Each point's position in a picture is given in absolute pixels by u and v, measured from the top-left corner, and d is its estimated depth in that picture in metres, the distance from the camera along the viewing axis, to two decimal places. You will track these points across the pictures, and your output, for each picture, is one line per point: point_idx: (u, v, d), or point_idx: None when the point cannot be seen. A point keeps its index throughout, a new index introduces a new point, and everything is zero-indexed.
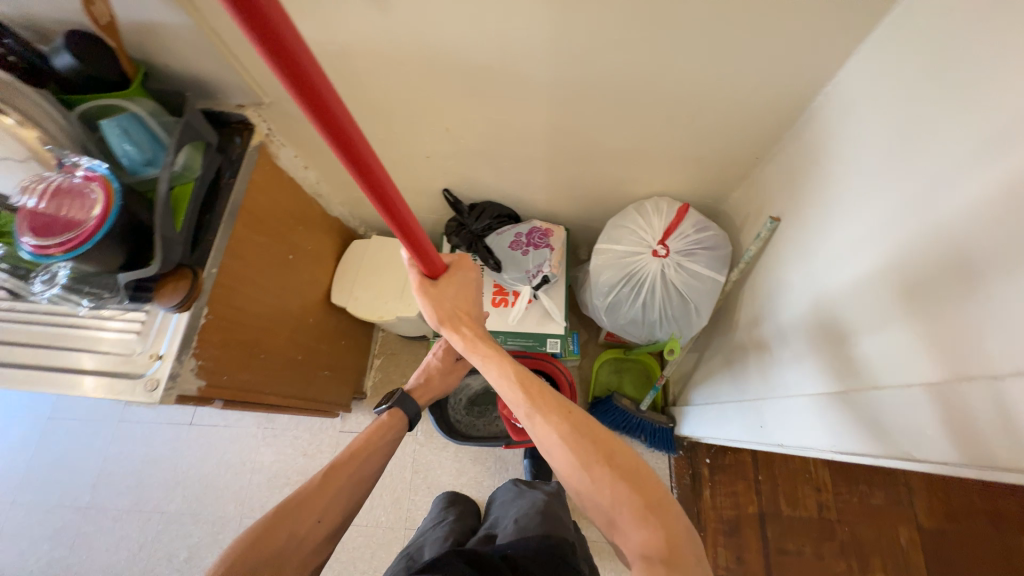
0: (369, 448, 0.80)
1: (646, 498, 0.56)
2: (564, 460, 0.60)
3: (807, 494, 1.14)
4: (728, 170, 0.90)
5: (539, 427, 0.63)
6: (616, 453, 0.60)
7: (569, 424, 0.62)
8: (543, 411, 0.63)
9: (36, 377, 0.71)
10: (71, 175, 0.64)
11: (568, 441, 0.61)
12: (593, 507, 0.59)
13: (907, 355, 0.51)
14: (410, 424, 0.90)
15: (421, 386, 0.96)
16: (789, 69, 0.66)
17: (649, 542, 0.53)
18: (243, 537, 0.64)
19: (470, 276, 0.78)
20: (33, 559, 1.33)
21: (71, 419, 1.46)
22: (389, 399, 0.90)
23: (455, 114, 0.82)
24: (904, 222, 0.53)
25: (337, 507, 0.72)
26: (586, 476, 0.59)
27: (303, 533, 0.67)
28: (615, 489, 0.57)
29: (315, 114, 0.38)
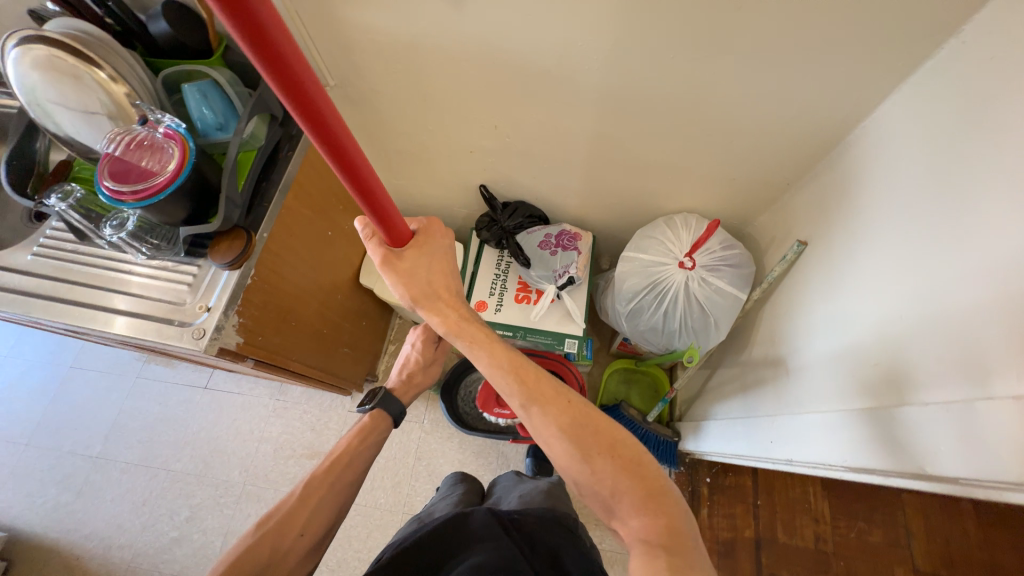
0: (348, 459, 0.76)
1: (645, 488, 0.59)
2: (563, 449, 0.62)
3: (805, 523, 1.01)
4: (759, 193, 0.93)
5: (538, 416, 0.64)
6: (616, 445, 0.61)
7: (571, 415, 0.63)
8: (543, 400, 0.64)
9: (91, 316, 0.75)
10: (154, 131, 0.70)
11: (568, 431, 0.62)
12: (591, 495, 0.62)
13: (929, 376, 0.55)
14: (394, 422, 0.85)
15: (402, 382, 0.90)
16: (830, 101, 0.70)
17: (650, 528, 0.56)
18: (222, 561, 0.61)
19: (444, 246, 0.70)
20: (39, 502, 1.36)
21: (91, 370, 1.50)
22: (371, 398, 0.86)
23: (507, 113, 0.86)
24: (927, 253, 0.58)
25: (320, 517, 0.70)
26: (587, 466, 0.60)
27: (286, 546, 0.65)
28: (616, 480, 0.59)
29: (259, 57, 0.34)
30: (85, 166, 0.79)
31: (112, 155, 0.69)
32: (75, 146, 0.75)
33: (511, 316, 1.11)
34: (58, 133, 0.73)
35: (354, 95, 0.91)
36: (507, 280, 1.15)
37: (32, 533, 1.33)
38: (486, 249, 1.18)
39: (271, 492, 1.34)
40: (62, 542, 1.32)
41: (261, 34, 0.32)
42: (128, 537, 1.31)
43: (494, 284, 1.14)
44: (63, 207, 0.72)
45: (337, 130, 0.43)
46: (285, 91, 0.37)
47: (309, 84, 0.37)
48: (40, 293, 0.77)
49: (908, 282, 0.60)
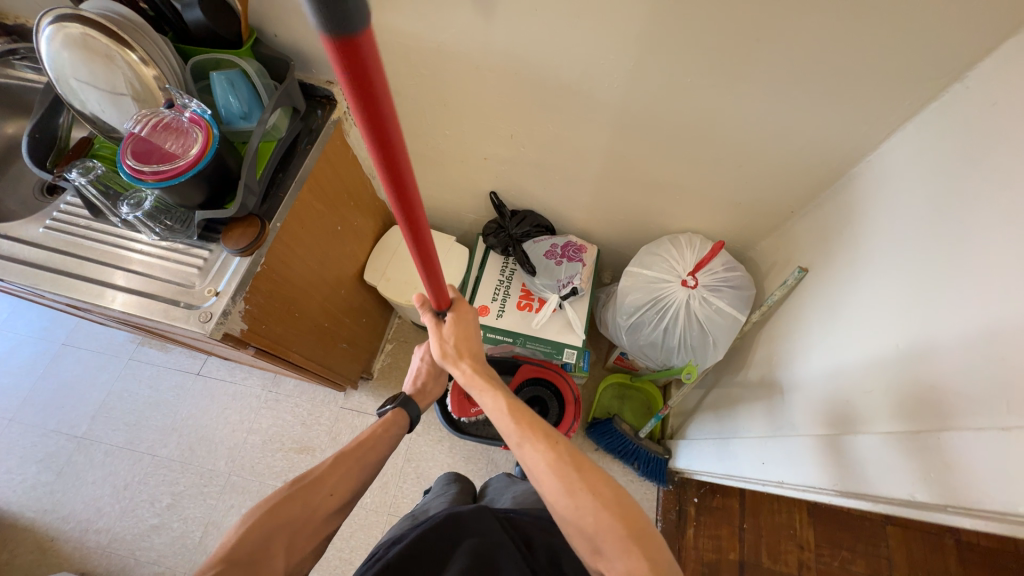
0: (377, 437, 0.76)
1: (628, 528, 0.59)
2: (551, 486, 0.63)
3: (789, 549, 1.01)
4: (762, 219, 0.96)
5: (529, 455, 0.66)
6: (600, 484, 0.62)
7: (559, 453, 0.65)
8: (533, 438, 0.66)
9: (97, 291, 0.76)
10: (181, 115, 0.71)
11: (555, 469, 0.63)
12: (577, 533, 0.62)
13: (916, 405, 0.56)
14: (410, 427, 0.83)
15: (416, 390, 0.88)
16: (836, 136, 0.73)
17: (636, 570, 0.56)
18: (259, 507, 0.61)
19: (470, 317, 0.77)
20: (17, 480, 1.33)
21: (84, 348, 1.49)
22: (393, 399, 0.85)
23: (524, 124, 0.89)
24: (922, 285, 0.60)
25: (349, 483, 0.70)
26: (571, 503, 0.61)
27: (315, 504, 0.65)
28: (598, 518, 0.60)
29: (377, 146, 0.39)
30: (105, 143, 0.80)
31: (137, 135, 0.70)
32: (97, 124, 0.76)
33: (512, 323, 1.12)
34: (83, 110, 0.74)
35: None
36: (510, 287, 1.16)
37: (7, 511, 1.30)
38: (492, 255, 1.20)
39: (256, 484, 1.32)
40: (38, 522, 1.29)
41: (385, 138, 0.38)
42: (107, 521, 1.29)
43: (498, 290, 1.16)
44: (82, 181, 0.73)
45: (416, 204, 0.48)
46: (391, 180, 0.43)
47: (403, 164, 0.42)
48: (48, 266, 0.77)
49: (904, 313, 0.62)
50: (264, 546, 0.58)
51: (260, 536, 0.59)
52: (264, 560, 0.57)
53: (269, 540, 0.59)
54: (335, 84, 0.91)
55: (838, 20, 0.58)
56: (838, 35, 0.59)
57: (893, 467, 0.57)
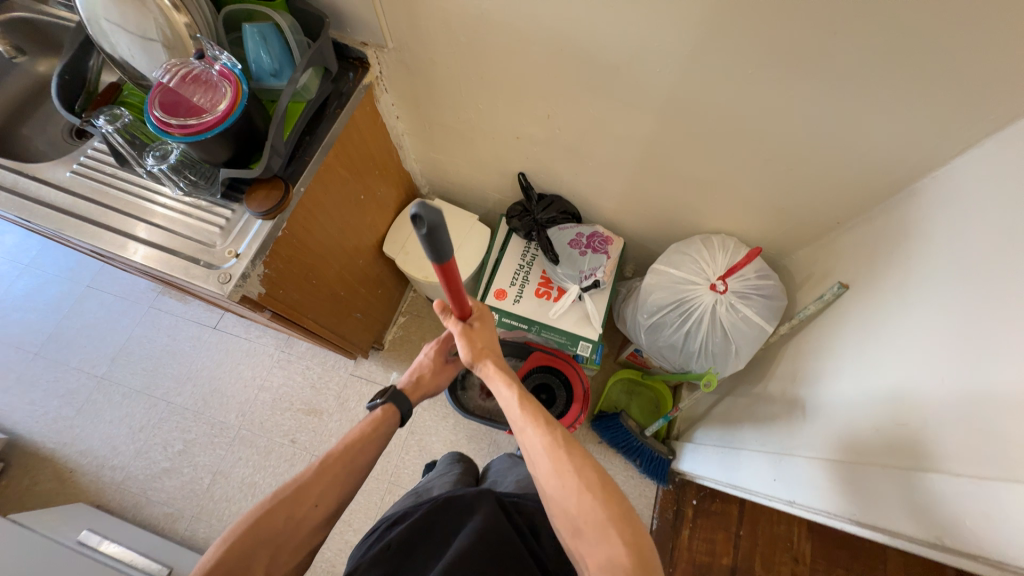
0: (364, 442, 0.72)
1: (610, 514, 0.56)
2: (543, 466, 0.61)
3: (782, 561, 1.05)
4: (805, 227, 0.91)
5: (526, 436, 0.64)
6: (591, 469, 0.60)
7: (555, 435, 0.62)
8: (533, 420, 0.64)
9: (118, 241, 0.75)
10: (210, 68, 0.69)
11: (548, 450, 0.61)
12: (560, 513, 0.60)
13: (959, 448, 0.52)
14: (403, 421, 0.79)
15: (411, 384, 0.82)
16: (903, 147, 0.67)
17: (614, 557, 0.54)
18: (240, 524, 0.61)
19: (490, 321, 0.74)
20: (40, 412, 1.39)
21: (107, 292, 1.52)
22: (382, 394, 0.78)
23: (563, 103, 0.84)
24: (978, 316, 0.55)
25: (334, 493, 0.67)
26: (558, 484, 0.60)
27: (298, 518, 0.64)
28: (581, 501, 0.58)
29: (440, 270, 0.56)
30: (134, 91, 0.79)
31: (165, 85, 0.68)
32: (126, 70, 0.74)
33: (529, 309, 1.10)
34: (113, 54, 0.71)
35: (410, 61, 0.88)
36: (530, 272, 1.13)
37: (30, 440, 1.36)
38: (514, 237, 1.17)
39: (264, 440, 1.35)
40: (58, 453, 1.35)
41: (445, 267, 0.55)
42: (122, 460, 1.34)
43: (517, 274, 1.13)
44: (110, 129, 0.72)
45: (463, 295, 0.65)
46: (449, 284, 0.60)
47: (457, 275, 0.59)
48: (74, 212, 0.77)
49: (953, 345, 0.57)
50: (245, 563, 0.59)
51: (238, 555, 0.59)
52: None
53: (251, 556, 0.60)
54: (369, 46, 0.87)
55: (931, 14, 0.51)
56: (928, 33, 0.53)
57: (924, 506, 0.53)
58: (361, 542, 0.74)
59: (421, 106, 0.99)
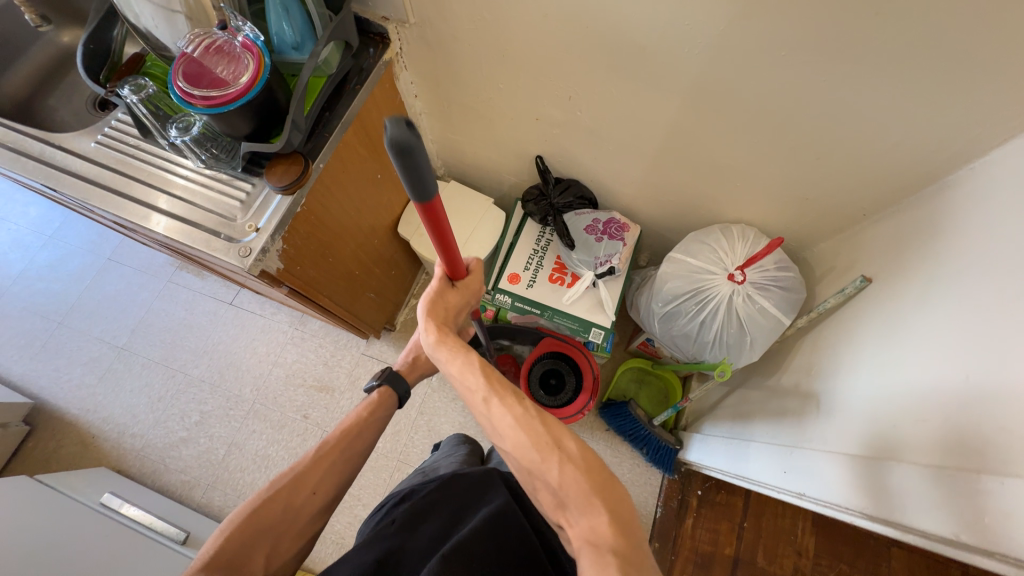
0: (361, 427, 0.73)
1: (593, 484, 0.51)
2: (513, 441, 0.54)
3: (785, 554, 1.07)
4: (829, 219, 0.89)
5: (493, 410, 0.56)
6: (569, 438, 0.54)
7: (525, 406, 0.56)
8: (499, 391, 0.57)
9: (141, 213, 0.76)
10: (233, 40, 0.69)
11: (519, 422, 0.55)
12: (541, 487, 0.54)
13: (982, 445, 0.51)
14: (399, 404, 0.82)
15: (407, 364, 0.86)
16: (938, 137, 0.65)
17: (598, 530, 0.49)
18: (239, 512, 0.61)
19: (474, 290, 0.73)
20: (63, 379, 1.44)
21: (127, 265, 1.55)
22: (377, 376, 0.81)
23: (585, 84, 0.82)
24: (1009, 312, 0.54)
25: (332, 481, 0.68)
26: (533, 457, 0.53)
27: (298, 505, 0.65)
28: (562, 473, 0.52)
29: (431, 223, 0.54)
30: (157, 62, 0.79)
31: (189, 56, 0.68)
32: (149, 40, 0.74)
33: (542, 294, 1.09)
34: (137, 24, 0.71)
35: (431, 37, 0.87)
36: (544, 258, 1.13)
37: (54, 405, 1.41)
38: (529, 222, 1.17)
39: (277, 415, 1.38)
40: (81, 419, 1.40)
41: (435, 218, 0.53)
42: (140, 428, 1.39)
43: (531, 259, 1.13)
44: (134, 99, 0.73)
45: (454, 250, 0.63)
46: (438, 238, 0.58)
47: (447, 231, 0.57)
48: (98, 182, 0.78)
49: (980, 342, 0.56)
50: (246, 553, 0.59)
51: (239, 544, 0.59)
52: (245, 569, 0.59)
53: (251, 546, 0.60)
54: (390, 21, 0.86)
55: None
56: (976, 16, 0.50)
57: (940, 502, 0.53)
58: (371, 518, 0.76)
59: (440, 85, 0.98)
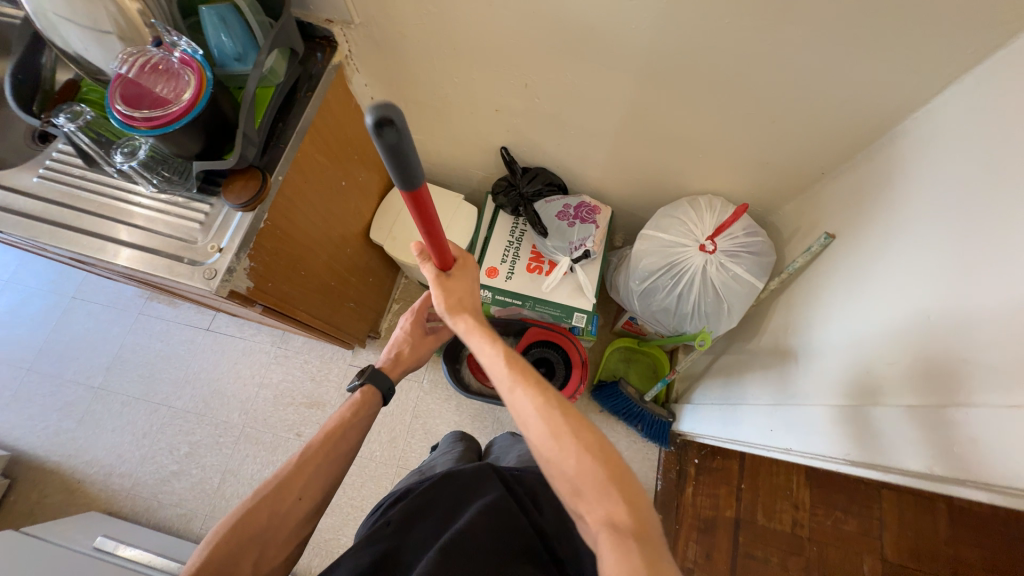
0: (343, 427, 0.72)
1: (609, 473, 0.54)
2: (536, 430, 0.57)
3: (783, 509, 1.12)
4: (790, 180, 0.91)
5: (516, 398, 0.59)
6: (586, 429, 0.56)
7: (547, 397, 0.58)
8: (523, 380, 0.60)
9: (100, 246, 0.74)
10: (169, 56, 0.67)
11: (542, 412, 0.57)
12: (558, 476, 0.56)
13: (946, 381, 0.53)
14: (383, 401, 0.81)
15: (390, 360, 0.84)
16: (883, 90, 0.67)
17: (616, 514, 0.52)
18: (223, 524, 0.60)
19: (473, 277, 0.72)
20: (40, 427, 1.38)
21: (93, 302, 1.50)
22: (361, 375, 0.79)
23: (540, 71, 0.82)
24: (964, 253, 0.56)
25: (319, 485, 0.67)
26: (554, 446, 0.56)
27: (284, 512, 0.64)
28: (580, 462, 0.54)
29: (418, 211, 0.53)
30: (93, 87, 0.76)
31: (125, 78, 0.65)
32: (82, 65, 0.70)
33: (522, 285, 1.10)
34: (66, 49, 0.67)
35: (379, 37, 0.85)
36: (520, 248, 1.13)
37: (33, 454, 1.36)
38: (502, 214, 1.16)
39: (270, 436, 1.36)
40: (63, 465, 1.35)
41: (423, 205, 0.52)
42: (128, 466, 1.35)
43: (507, 251, 1.13)
44: (72, 128, 0.69)
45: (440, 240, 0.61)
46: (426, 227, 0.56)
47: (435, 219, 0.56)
48: (46, 218, 0.75)
49: (939, 284, 0.58)
50: (233, 561, 0.59)
51: (226, 555, 0.58)
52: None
53: (238, 554, 0.59)
54: (335, 23, 0.84)
55: None
56: None
57: (913, 439, 0.55)
58: (367, 519, 0.75)
59: (396, 84, 0.97)
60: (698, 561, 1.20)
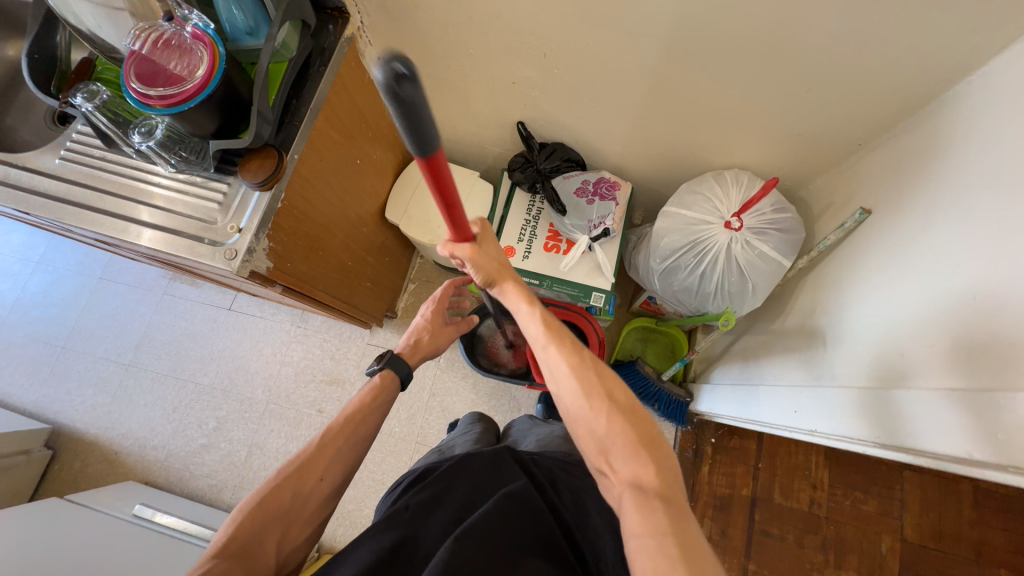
0: (365, 411, 0.73)
1: (639, 435, 0.54)
2: (569, 389, 0.58)
3: (802, 488, 1.14)
4: (823, 153, 0.86)
5: (553, 355, 0.60)
6: (619, 391, 0.57)
7: (582, 357, 0.59)
8: (558, 340, 0.61)
9: (123, 227, 0.74)
10: (181, 31, 0.65)
11: (576, 371, 0.58)
12: (586, 435, 0.57)
13: (989, 363, 0.51)
14: (403, 385, 0.81)
15: (409, 347, 0.85)
16: (931, 52, 0.62)
17: (642, 476, 0.51)
18: (247, 502, 0.61)
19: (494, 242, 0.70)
20: (77, 401, 1.45)
21: (120, 283, 1.54)
22: (378, 360, 0.80)
23: (559, 39, 0.78)
24: (1014, 227, 0.53)
25: (339, 466, 0.68)
26: (585, 406, 0.56)
27: (306, 492, 0.64)
28: (611, 421, 0.55)
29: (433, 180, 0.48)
30: (108, 66, 0.75)
31: (138, 54, 0.64)
32: (95, 43, 0.69)
33: (539, 264, 1.08)
34: (79, 27, 0.66)
35: (392, 5, 0.83)
36: (537, 227, 1.11)
37: (72, 427, 1.43)
38: (518, 191, 1.14)
39: (293, 412, 1.40)
40: (101, 438, 1.42)
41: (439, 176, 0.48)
42: (162, 440, 1.41)
43: (524, 229, 1.11)
44: (90, 108, 0.68)
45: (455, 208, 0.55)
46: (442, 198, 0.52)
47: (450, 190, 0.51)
48: (72, 200, 0.75)
49: (988, 259, 0.55)
50: (258, 538, 0.59)
51: (252, 531, 0.59)
52: (259, 552, 0.58)
53: (264, 532, 0.60)
54: None
55: None
56: None
57: (952, 424, 0.53)
58: (387, 496, 0.77)
59: (408, 57, 0.94)
60: (715, 538, 1.17)
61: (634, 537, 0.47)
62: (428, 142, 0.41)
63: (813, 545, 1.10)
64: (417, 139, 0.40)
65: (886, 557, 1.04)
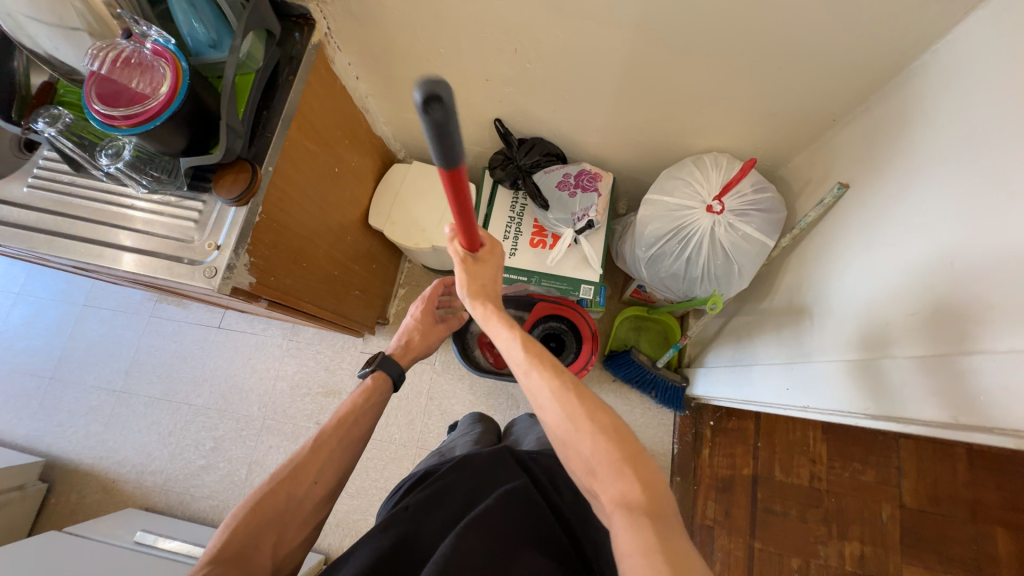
0: (357, 413, 0.72)
1: (624, 452, 0.53)
2: (553, 413, 0.58)
3: (801, 464, 1.15)
4: (800, 130, 0.87)
5: (535, 380, 0.60)
6: (601, 412, 0.56)
7: (563, 380, 0.58)
8: (539, 364, 0.60)
9: (99, 252, 0.73)
10: (141, 48, 0.63)
11: (558, 395, 0.58)
12: (574, 458, 0.56)
13: (970, 327, 0.51)
14: (395, 387, 0.81)
15: (400, 348, 0.85)
16: (896, 24, 0.62)
17: (628, 492, 0.51)
18: (239, 508, 0.60)
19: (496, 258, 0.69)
20: (69, 432, 1.42)
21: (105, 308, 1.51)
22: (371, 361, 0.80)
23: (529, 33, 0.77)
24: (986, 191, 0.53)
25: (333, 468, 0.67)
26: (570, 428, 0.56)
27: (300, 495, 0.64)
28: (595, 441, 0.54)
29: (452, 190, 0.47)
30: (70, 88, 0.74)
31: (98, 75, 0.62)
32: (55, 66, 0.68)
33: (526, 260, 1.08)
34: (36, 50, 0.65)
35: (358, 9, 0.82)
36: (522, 224, 1.11)
37: (66, 458, 1.40)
38: (501, 189, 1.14)
39: (290, 426, 1.39)
40: (96, 467, 1.40)
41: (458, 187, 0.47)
42: (158, 463, 1.39)
43: (509, 227, 1.11)
44: (53, 132, 0.66)
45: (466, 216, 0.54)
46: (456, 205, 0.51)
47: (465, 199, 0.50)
48: (43, 228, 0.74)
49: (963, 226, 0.55)
50: (253, 542, 0.59)
51: (245, 536, 0.58)
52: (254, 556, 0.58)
53: (257, 536, 0.59)
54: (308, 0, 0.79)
55: None
56: None
57: (938, 390, 0.54)
58: (389, 498, 0.76)
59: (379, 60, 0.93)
60: (717, 519, 1.19)
61: (625, 557, 0.47)
62: (453, 158, 0.41)
63: (815, 518, 1.12)
64: (444, 155, 0.40)
65: (889, 526, 1.06)
